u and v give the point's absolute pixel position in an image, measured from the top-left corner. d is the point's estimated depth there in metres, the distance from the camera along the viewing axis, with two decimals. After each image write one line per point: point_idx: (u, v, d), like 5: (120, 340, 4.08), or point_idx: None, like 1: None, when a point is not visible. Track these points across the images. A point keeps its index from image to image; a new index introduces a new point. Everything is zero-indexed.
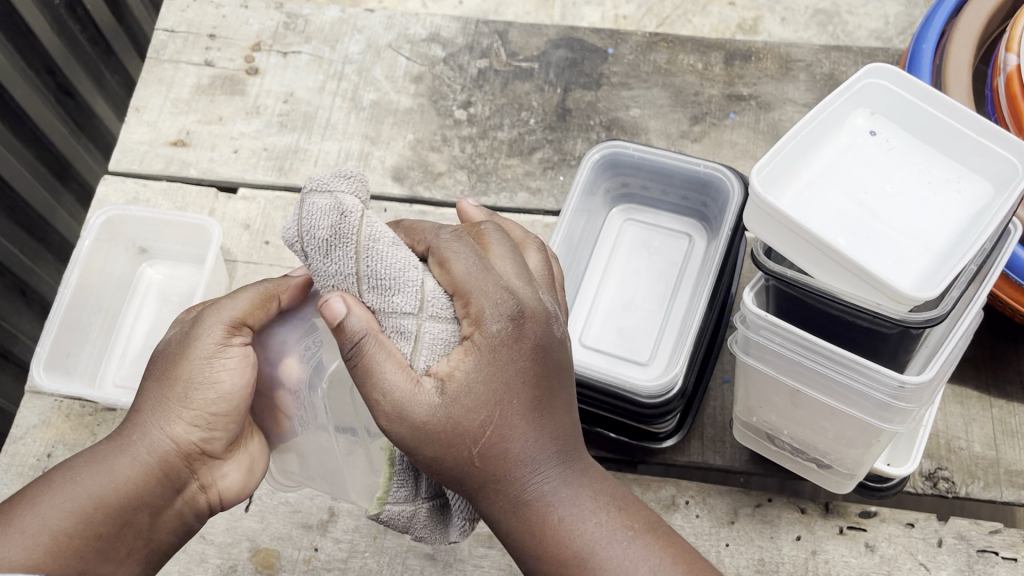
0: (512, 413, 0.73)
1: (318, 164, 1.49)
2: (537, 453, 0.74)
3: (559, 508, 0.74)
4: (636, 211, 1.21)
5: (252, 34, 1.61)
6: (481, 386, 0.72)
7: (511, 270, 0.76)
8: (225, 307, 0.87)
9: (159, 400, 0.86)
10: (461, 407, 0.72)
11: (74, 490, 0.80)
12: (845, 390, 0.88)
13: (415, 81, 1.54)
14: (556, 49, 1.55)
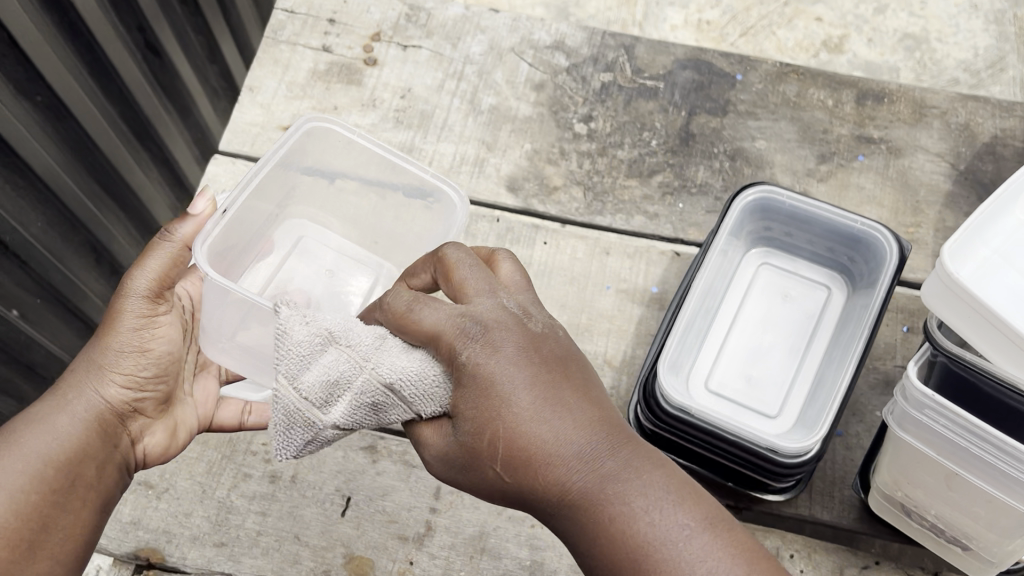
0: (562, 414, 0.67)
1: (432, 166, 1.47)
2: (584, 450, 0.66)
3: (628, 484, 0.64)
4: (773, 255, 1.19)
5: (372, 23, 1.58)
6: (511, 340, 0.70)
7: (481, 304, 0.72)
8: (141, 273, 0.93)
9: (90, 365, 0.92)
10: (535, 425, 0.67)
11: (27, 457, 0.84)
12: (1008, 483, 0.85)
13: (536, 89, 1.51)
14: (683, 70, 1.52)
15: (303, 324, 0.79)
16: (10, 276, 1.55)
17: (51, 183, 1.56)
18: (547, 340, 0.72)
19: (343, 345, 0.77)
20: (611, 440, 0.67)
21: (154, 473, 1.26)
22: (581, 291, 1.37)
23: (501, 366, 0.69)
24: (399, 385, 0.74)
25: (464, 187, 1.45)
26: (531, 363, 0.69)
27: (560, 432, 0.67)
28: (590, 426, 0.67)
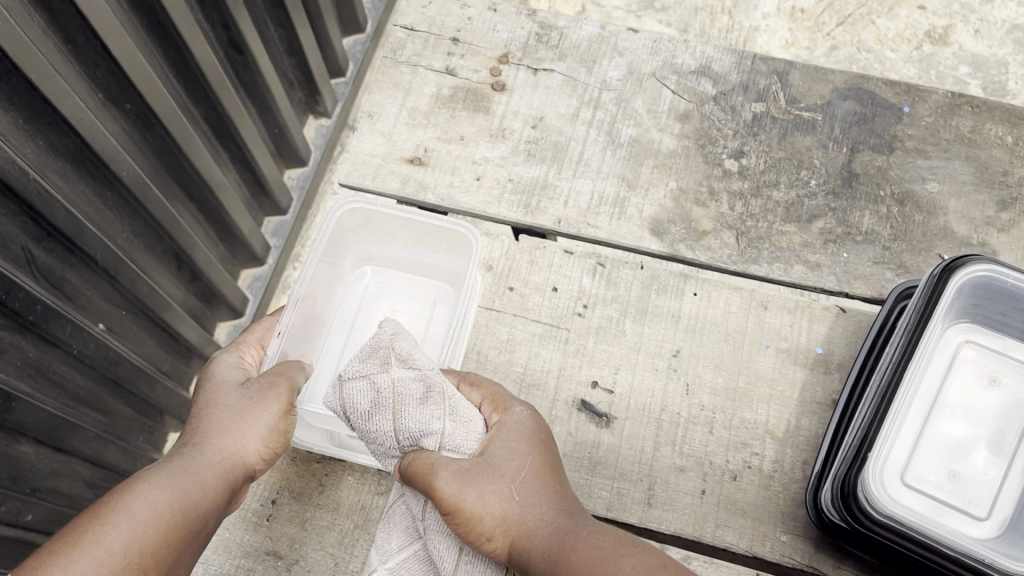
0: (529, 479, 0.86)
1: (568, 205, 1.35)
2: (549, 517, 0.82)
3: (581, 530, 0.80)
4: (978, 332, 1.07)
5: (499, 43, 1.46)
6: (519, 446, 0.89)
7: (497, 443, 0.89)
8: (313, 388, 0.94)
9: (244, 430, 0.87)
10: (527, 509, 0.83)
11: (175, 503, 0.77)
12: None
13: (680, 120, 1.39)
14: (843, 100, 1.38)
15: (402, 366, 0.88)
16: (98, 294, 1.24)
17: (146, 198, 1.24)
18: (531, 447, 0.89)
19: (393, 364, 0.88)
20: (549, 509, 0.84)
21: (282, 542, 1.18)
22: (738, 351, 1.25)
23: (494, 457, 0.87)
24: (456, 448, 0.87)
25: (604, 230, 1.34)
26: (495, 469, 0.86)
27: (541, 514, 0.83)
28: (543, 502, 0.84)
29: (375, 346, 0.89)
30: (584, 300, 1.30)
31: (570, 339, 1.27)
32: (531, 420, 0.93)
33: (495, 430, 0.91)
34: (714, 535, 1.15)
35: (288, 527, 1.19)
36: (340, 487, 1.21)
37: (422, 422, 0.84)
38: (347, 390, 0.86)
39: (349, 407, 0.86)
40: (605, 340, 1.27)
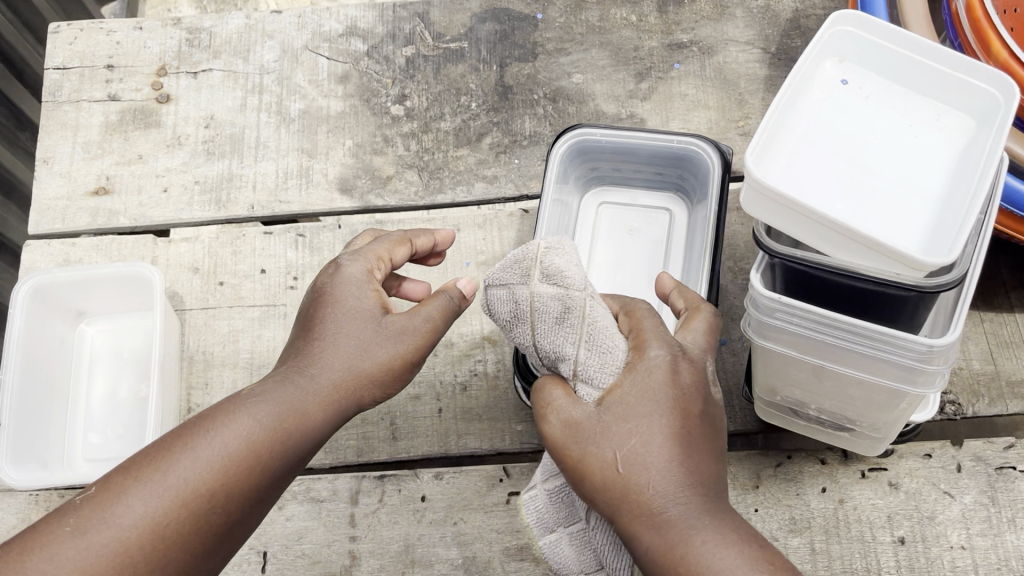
0: (654, 423, 0.81)
1: (257, 190, 1.40)
2: (674, 483, 0.78)
3: (700, 532, 0.75)
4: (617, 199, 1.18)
5: (154, 57, 1.48)
6: (640, 405, 0.82)
7: (624, 379, 0.84)
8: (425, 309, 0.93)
9: (338, 350, 0.89)
10: (621, 469, 0.80)
11: (222, 463, 0.80)
12: (869, 359, 0.87)
13: (341, 82, 1.45)
14: (483, 23, 1.47)
15: (544, 281, 0.91)
16: None
17: None
18: (655, 404, 0.82)
19: (534, 275, 0.91)
20: (679, 491, 0.78)
21: None
22: (442, 276, 1.33)
23: (599, 417, 0.83)
24: (590, 379, 0.87)
25: (296, 202, 1.39)
26: (608, 434, 0.82)
27: (645, 481, 0.79)
28: (679, 478, 0.79)
29: (519, 259, 0.92)
30: (294, 273, 1.34)
31: (289, 312, 1.32)
32: (682, 364, 0.84)
33: (626, 374, 0.84)
34: (457, 445, 1.23)
35: None
36: None
37: (552, 344, 0.90)
38: (492, 298, 0.94)
39: (491, 310, 0.95)
40: None
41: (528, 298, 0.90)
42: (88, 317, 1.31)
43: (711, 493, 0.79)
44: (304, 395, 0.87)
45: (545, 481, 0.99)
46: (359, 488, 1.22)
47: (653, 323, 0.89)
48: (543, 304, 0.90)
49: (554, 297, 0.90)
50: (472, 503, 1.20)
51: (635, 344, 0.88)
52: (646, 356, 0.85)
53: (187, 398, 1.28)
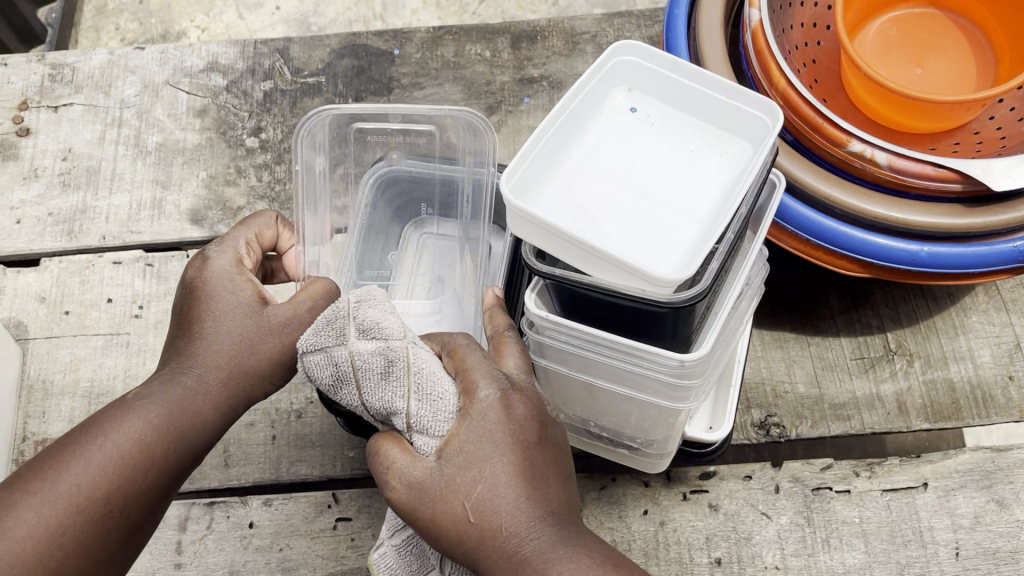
0: (501, 466, 0.74)
1: (110, 221, 1.42)
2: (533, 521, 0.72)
3: (557, 564, 0.70)
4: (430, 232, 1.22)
5: (16, 92, 1.51)
6: (478, 450, 0.74)
7: (458, 428, 0.76)
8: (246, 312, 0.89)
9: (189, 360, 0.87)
10: (473, 519, 0.73)
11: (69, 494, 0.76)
12: (634, 377, 0.89)
13: (199, 115, 1.48)
14: (341, 59, 1.52)
15: (361, 337, 0.78)
16: None
17: None
18: (494, 443, 0.74)
19: (349, 331, 0.78)
20: (531, 528, 0.72)
21: None
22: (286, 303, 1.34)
23: (440, 468, 0.75)
24: (426, 429, 0.77)
25: (147, 233, 1.41)
26: (453, 485, 0.74)
27: (495, 526, 0.72)
28: (531, 516, 0.73)
29: (331, 317, 0.79)
30: (139, 302, 1.36)
31: (132, 341, 1.33)
32: (516, 402, 0.77)
33: (459, 421, 0.76)
34: (289, 471, 1.24)
35: None
36: None
37: (382, 403, 0.78)
38: (307, 364, 0.79)
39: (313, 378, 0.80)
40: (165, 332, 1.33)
41: (345, 359, 0.77)
42: None
43: (565, 525, 0.73)
44: (157, 402, 0.83)
45: (391, 536, 0.89)
46: (188, 515, 1.22)
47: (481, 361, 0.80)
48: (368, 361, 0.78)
49: (378, 355, 0.78)
50: (298, 529, 1.20)
51: (467, 383, 0.78)
52: (478, 399, 0.77)
53: (23, 427, 1.28)
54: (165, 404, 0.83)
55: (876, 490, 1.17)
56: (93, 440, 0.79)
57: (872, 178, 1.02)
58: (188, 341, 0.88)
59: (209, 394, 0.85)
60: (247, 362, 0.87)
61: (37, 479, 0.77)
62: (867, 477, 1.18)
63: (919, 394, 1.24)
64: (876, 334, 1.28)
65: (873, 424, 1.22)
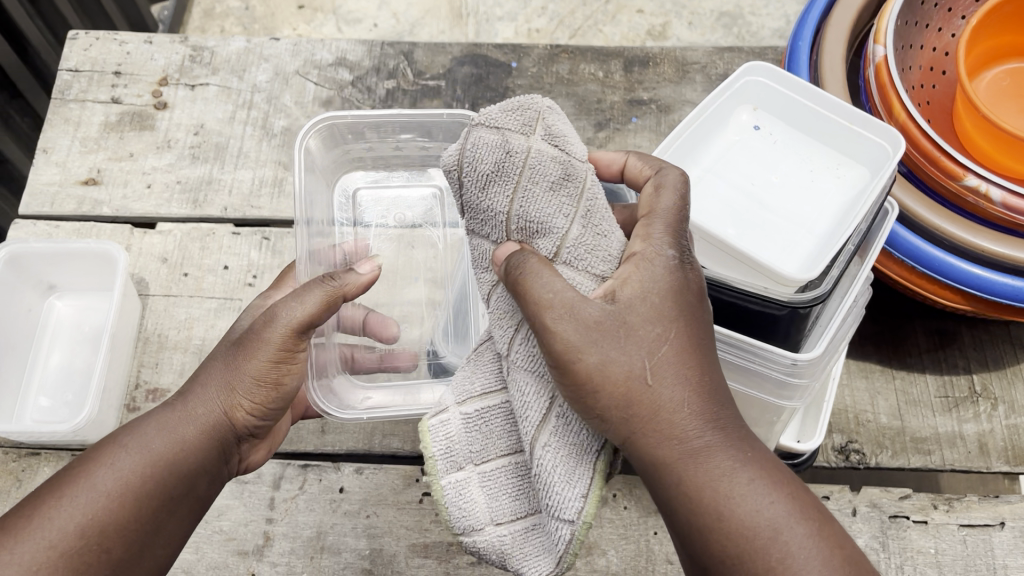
0: (677, 338, 0.79)
1: (233, 194, 1.50)
2: (695, 404, 0.77)
3: (729, 455, 0.76)
4: None
5: (158, 69, 1.63)
6: (665, 308, 0.80)
7: (633, 275, 0.82)
8: (298, 308, 0.94)
9: (222, 380, 0.93)
10: (646, 391, 0.77)
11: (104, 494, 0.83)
12: (746, 372, 0.93)
13: (324, 105, 1.58)
14: (461, 66, 1.60)
15: (546, 138, 0.89)
16: None
17: None
18: (671, 324, 0.80)
19: (539, 133, 0.89)
20: (705, 422, 0.77)
21: None
22: None
23: (610, 326, 0.79)
24: (574, 264, 0.87)
25: (267, 209, 1.49)
26: (631, 354, 0.78)
27: (671, 405, 0.77)
28: (705, 410, 0.77)
29: (527, 106, 0.90)
30: (253, 272, 1.43)
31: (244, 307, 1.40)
32: (691, 282, 0.83)
33: (637, 274, 0.82)
34: (381, 444, 1.31)
35: None
36: (37, 478, 1.26)
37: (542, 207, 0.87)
38: (481, 138, 0.88)
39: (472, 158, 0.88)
40: None
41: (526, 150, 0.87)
42: (56, 290, 1.40)
43: (732, 420, 0.79)
44: (181, 423, 0.90)
45: (466, 465, 0.89)
46: (282, 474, 1.28)
47: (664, 211, 0.86)
48: (549, 171, 0.88)
49: (557, 170, 0.88)
50: (386, 499, 1.25)
51: (647, 235, 0.85)
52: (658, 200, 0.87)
53: (136, 374, 1.35)
54: (190, 425, 0.90)
55: (953, 523, 1.19)
56: (120, 450, 0.86)
57: (981, 214, 1.07)
58: (210, 375, 0.94)
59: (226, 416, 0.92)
60: (269, 391, 0.95)
61: (74, 483, 0.83)
62: (944, 510, 1.20)
63: (1001, 437, 1.26)
64: (961, 374, 1.31)
65: (954, 461, 1.24)
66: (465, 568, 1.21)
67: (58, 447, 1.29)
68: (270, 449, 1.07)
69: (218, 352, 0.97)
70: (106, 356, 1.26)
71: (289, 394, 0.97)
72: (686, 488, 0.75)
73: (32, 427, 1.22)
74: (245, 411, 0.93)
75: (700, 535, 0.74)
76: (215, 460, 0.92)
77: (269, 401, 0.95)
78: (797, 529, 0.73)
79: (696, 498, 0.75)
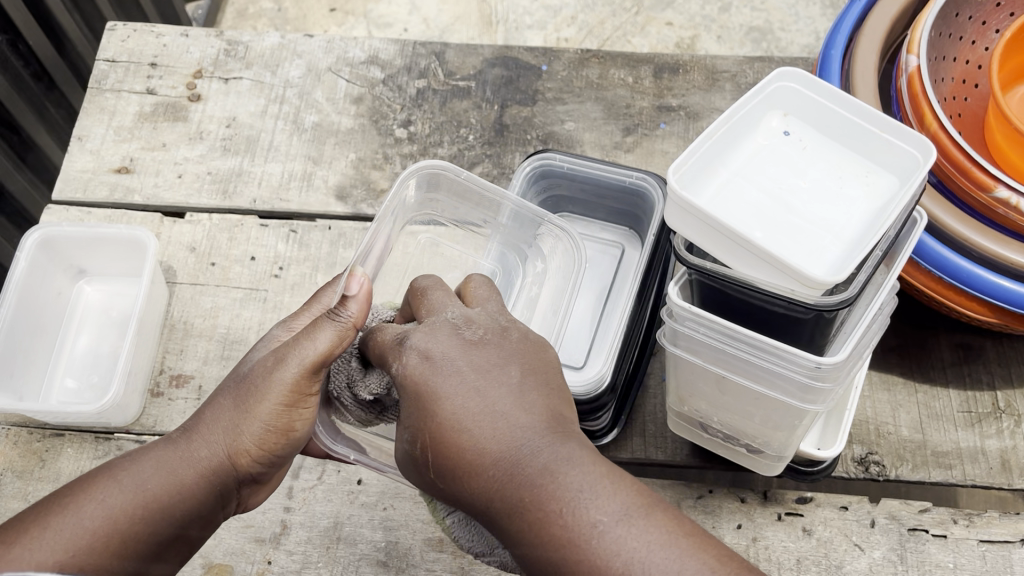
0: (467, 385, 0.85)
1: (262, 186, 1.52)
2: (531, 439, 0.81)
3: (555, 477, 0.78)
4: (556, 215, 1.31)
5: (193, 62, 1.65)
6: (445, 365, 0.87)
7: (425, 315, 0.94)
8: (309, 347, 0.92)
9: (232, 422, 0.93)
10: (469, 429, 0.83)
11: (95, 524, 0.85)
12: (770, 374, 0.94)
13: (355, 102, 1.59)
14: (492, 68, 1.62)
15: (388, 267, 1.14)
16: None
17: None
18: (504, 364, 0.87)
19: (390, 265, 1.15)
20: (546, 434, 0.82)
21: (5, 516, 1.24)
22: None
23: (444, 386, 0.86)
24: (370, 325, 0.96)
25: (295, 202, 1.50)
26: (463, 401, 0.85)
27: (497, 436, 0.82)
28: (534, 428, 0.82)
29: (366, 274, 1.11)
30: (280, 263, 1.44)
31: (269, 298, 1.41)
32: (511, 331, 0.91)
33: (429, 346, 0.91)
34: None
35: (11, 503, 1.25)
36: (61, 459, 1.28)
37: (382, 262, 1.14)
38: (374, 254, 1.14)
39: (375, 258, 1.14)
40: (300, 293, 1.41)
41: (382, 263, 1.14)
42: (86, 275, 1.43)
43: (567, 428, 0.84)
44: (180, 463, 0.92)
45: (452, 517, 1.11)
46: (302, 464, 1.29)
47: (438, 292, 0.95)
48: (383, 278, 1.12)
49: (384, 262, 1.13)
50: (403, 492, 1.26)
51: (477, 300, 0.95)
52: (428, 319, 0.92)
53: (161, 360, 1.36)
54: (189, 466, 0.92)
55: (973, 539, 1.18)
56: (115, 486, 0.88)
57: (1011, 225, 1.06)
58: (245, 404, 0.93)
59: (226, 462, 0.93)
60: (270, 442, 0.94)
61: (60, 517, 0.85)
62: (964, 525, 1.19)
63: None
64: (985, 390, 1.30)
65: (975, 476, 1.24)
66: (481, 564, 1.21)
67: (82, 428, 1.30)
68: (275, 485, 1.08)
69: (231, 383, 0.97)
70: (134, 340, 1.28)
71: (297, 440, 0.96)
72: (528, 529, 0.77)
73: (60, 407, 1.23)
74: (249, 456, 0.94)
75: (549, 556, 0.75)
76: (211, 503, 0.93)
77: (274, 445, 0.95)
78: (639, 534, 0.73)
79: (538, 533, 0.76)
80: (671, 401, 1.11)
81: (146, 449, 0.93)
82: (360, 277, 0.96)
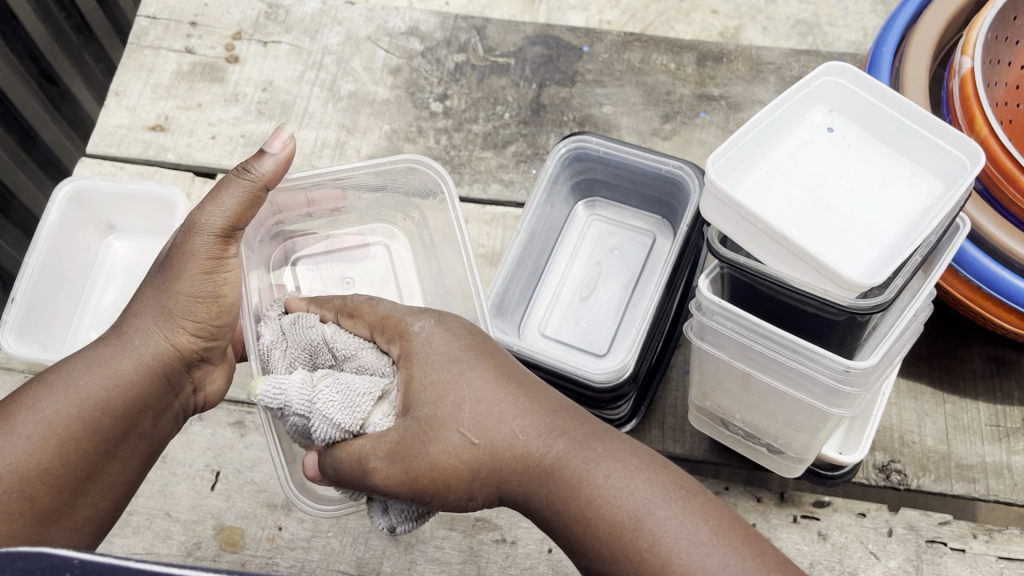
0: (470, 379, 0.83)
1: (294, 152, 1.51)
2: (540, 436, 0.79)
3: (600, 467, 0.76)
4: (587, 199, 1.29)
5: (233, 23, 1.64)
6: (451, 370, 0.83)
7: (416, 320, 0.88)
8: (222, 202, 0.90)
9: (160, 304, 0.92)
10: (494, 430, 0.80)
11: (47, 433, 0.83)
12: (797, 375, 0.92)
13: (392, 73, 1.58)
14: (532, 46, 1.59)
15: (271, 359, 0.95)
16: None
17: None
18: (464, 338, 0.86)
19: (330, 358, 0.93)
20: (556, 434, 0.79)
21: None
22: None
23: (460, 363, 0.84)
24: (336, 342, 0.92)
25: (326, 169, 1.49)
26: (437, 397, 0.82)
27: (511, 432, 0.80)
28: (550, 427, 0.80)
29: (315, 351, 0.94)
30: None
31: None
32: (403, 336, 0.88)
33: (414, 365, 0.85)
34: None
35: None
36: None
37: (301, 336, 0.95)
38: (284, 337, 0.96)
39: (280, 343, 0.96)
40: None
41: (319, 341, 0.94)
42: (115, 232, 1.43)
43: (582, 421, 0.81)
44: (116, 355, 0.91)
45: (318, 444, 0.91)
46: None
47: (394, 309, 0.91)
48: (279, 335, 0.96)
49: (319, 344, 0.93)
50: None
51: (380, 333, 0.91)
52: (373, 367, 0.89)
53: None
54: (126, 357, 0.91)
55: (991, 555, 1.16)
56: (47, 387, 0.85)
57: None
58: (165, 279, 0.93)
59: (169, 347, 0.93)
60: (202, 319, 0.93)
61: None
62: (984, 540, 1.17)
63: None
64: (1016, 406, 1.27)
65: (998, 492, 1.21)
66: (490, 545, 1.21)
67: None
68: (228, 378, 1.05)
69: (153, 270, 0.95)
70: None
71: (231, 307, 0.96)
72: (571, 522, 0.76)
73: None
74: (188, 336, 0.93)
75: (590, 547, 0.75)
76: (160, 389, 0.93)
77: (211, 318, 0.94)
78: (694, 528, 0.73)
79: (581, 527, 0.75)
80: (694, 396, 1.10)
81: (78, 350, 0.91)
82: (285, 134, 0.91)
